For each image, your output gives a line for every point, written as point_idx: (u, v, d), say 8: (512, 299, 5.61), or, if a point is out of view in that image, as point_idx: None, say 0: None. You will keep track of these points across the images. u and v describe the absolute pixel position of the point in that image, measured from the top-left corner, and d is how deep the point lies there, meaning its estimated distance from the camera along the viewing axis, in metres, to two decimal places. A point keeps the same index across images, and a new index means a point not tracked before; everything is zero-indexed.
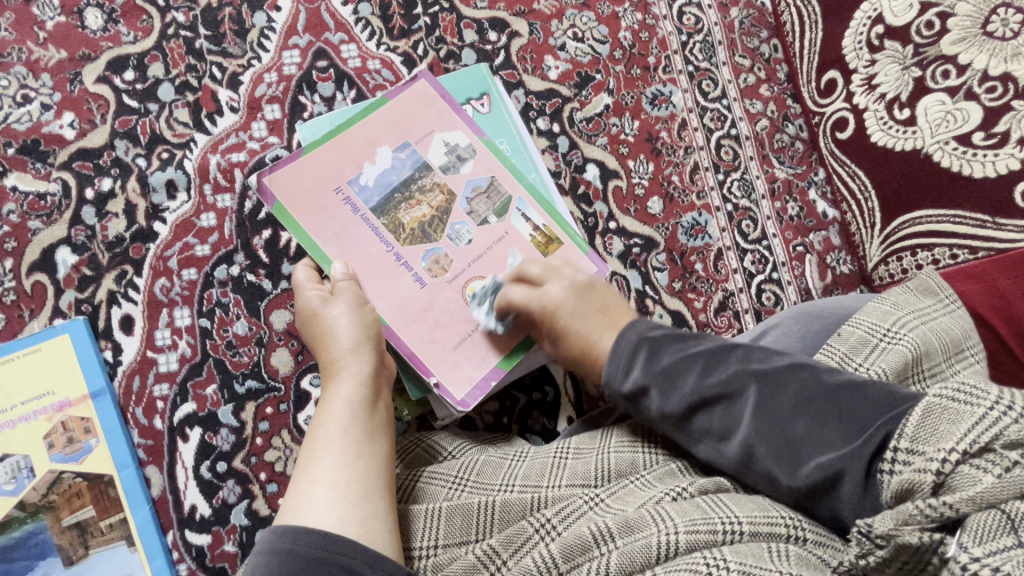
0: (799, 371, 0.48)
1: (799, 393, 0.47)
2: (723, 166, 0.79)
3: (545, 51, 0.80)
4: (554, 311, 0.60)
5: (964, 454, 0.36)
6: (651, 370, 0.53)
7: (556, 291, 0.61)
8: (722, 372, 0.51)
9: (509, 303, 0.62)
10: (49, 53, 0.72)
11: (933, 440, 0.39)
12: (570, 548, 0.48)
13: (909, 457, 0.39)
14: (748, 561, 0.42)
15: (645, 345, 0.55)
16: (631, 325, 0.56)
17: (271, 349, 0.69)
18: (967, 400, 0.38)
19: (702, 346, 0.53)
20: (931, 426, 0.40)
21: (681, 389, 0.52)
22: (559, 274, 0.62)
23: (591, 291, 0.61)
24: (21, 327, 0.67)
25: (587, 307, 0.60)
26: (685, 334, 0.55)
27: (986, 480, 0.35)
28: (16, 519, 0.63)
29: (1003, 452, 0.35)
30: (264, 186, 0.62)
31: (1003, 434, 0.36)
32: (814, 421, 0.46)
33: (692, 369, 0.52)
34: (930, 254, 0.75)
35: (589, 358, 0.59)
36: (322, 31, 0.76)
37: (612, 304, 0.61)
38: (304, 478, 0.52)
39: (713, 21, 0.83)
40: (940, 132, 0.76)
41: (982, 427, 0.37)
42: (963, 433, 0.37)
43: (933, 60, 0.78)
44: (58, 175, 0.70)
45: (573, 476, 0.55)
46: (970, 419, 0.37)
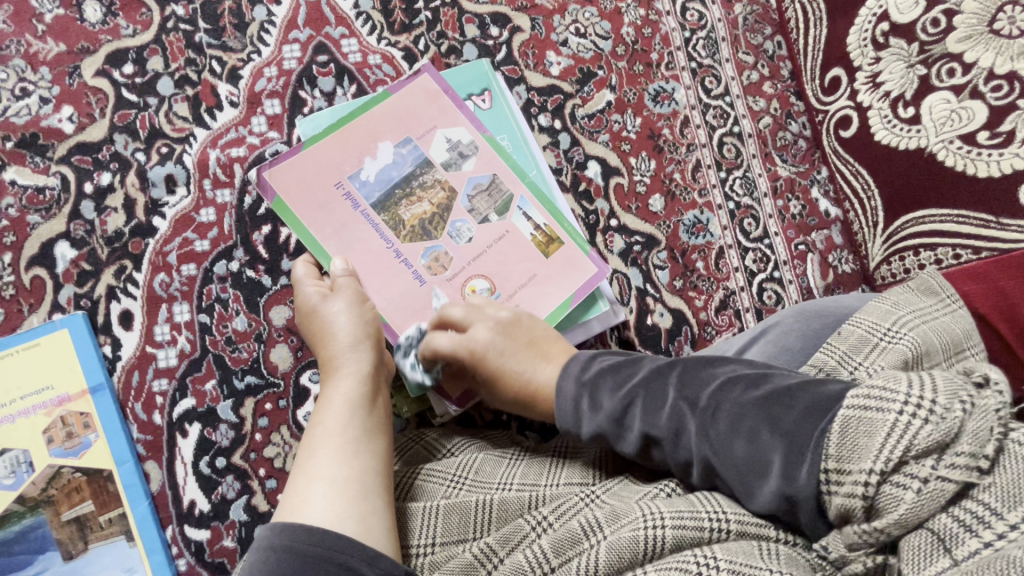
0: (732, 389, 0.46)
1: (731, 411, 0.45)
2: (725, 164, 0.79)
3: (547, 47, 0.79)
4: (481, 355, 0.60)
5: (884, 475, 0.36)
6: (597, 418, 0.52)
7: (480, 333, 0.60)
8: (660, 407, 0.49)
9: (436, 351, 0.61)
10: (49, 46, 0.71)
11: (854, 455, 0.37)
12: (561, 542, 0.48)
13: (839, 477, 0.38)
14: (738, 559, 0.41)
15: (586, 389, 0.54)
16: (565, 374, 0.56)
17: (270, 345, 0.69)
18: (878, 408, 0.37)
19: (636, 377, 0.52)
20: (850, 442, 0.38)
21: (631, 429, 0.51)
22: (482, 314, 0.61)
23: (517, 327, 0.61)
24: (20, 321, 0.67)
25: (515, 343, 0.60)
26: (620, 364, 0.54)
27: (907, 499, 0.35)
28: (15, 514, 0.63)
29: (919, 462, 0.35)
30: (264, 180, 0.62)
31: (914, 444, 0.35)
32: (750, 441, 0.43)
33: (634, 406, 0.51)
34: (932, 254, 0.74)
35: (528, 397, 0.59)
36: (322, 25, 0.75)
37: (539, 332, 0.61)
38: (301, 475, 0.52)
39: (717, 17, 0.82)
40: (944, 131, 0.76)
41: (895, 440, 0.36)
42: (878, 451, 0.36)
43: (938, 59, 0.77)
44: (57, 169, 0.70)
45: (570, 475, 0.57)
46: (883, 431, 0.36)
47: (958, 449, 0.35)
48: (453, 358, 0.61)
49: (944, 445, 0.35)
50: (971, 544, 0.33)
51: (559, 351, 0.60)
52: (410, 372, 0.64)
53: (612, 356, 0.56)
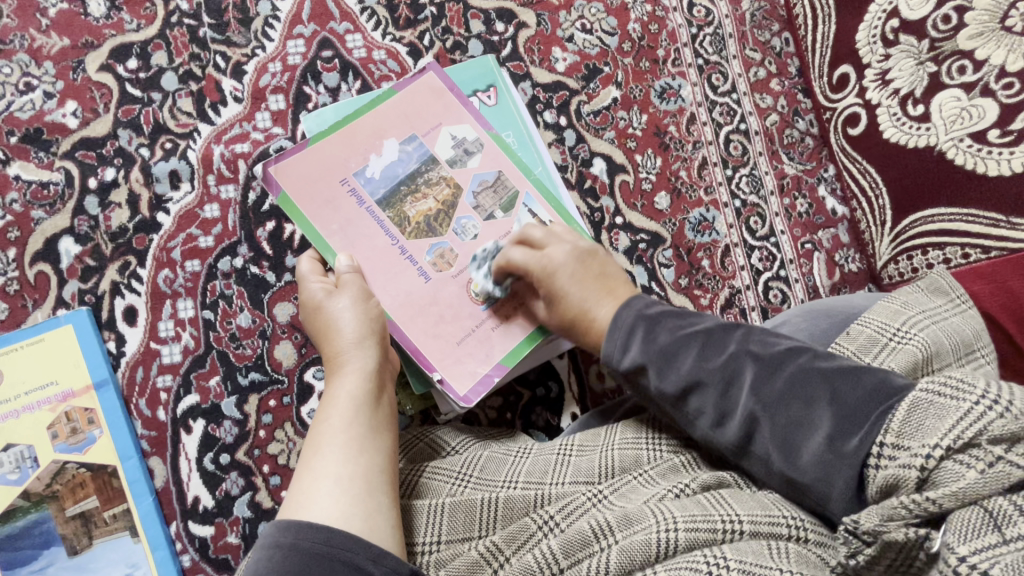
0: (798, 354, 0.48)
1: (795, 375, 0.46)
2: (731, 162, 0.78)
3: (553, 43, 0.78)
4: (552, 272, 0.59)
5: (947, 451, 0.36)
6: (648, 350, 0.52)
7: (558, 253, 0.60)
8: (718, 355, 0.50)
9: (510, 262, 0.61)
10: (52, 41, 0.71)
11: (919, 434, 0.38)
12: (570, 543, 0.47)
13: (896, 451, 0.39)
14: (748, 559, 0.42)
15: (643, 323, 0.54)
16: (626, 304, 0.56)
17: (274, 342, 0.69)
18: (953, 395, 0.38)
19: (701, 326, 0.53)
20: (917, 421, 0.39)
21: (678, 369, 0.50)
22: (561, 240, 0.61)
23: (592, 259, 0.61)
24: (24, 317, 0.67)
25: (587, 274, 0.59)
26: (685, 313, 0.55)
27: (969, 476, 0.34)
28: (19, 509, 0.63)
29: (988, 448, 0.35)
30: (269, 175, 0.62)
31: (987, 430, 0.35)
32: (808, 403, 0.45)
33: (689, 349, 0.51)
34: (940, 254, 0.73)
35: (580, 323, 0.58)
36: (327, 21, 0.75)
37: (610, 273, 0.61)
38: (306, 473, 0.52)
39: (724, 13, 0.81)
40: (955, 129, 0.75)
41: (968, 422, 0.36)
42: (947, 429, 0.36)
43: (949, 56, 0.77)
44: (60, 164, 0.69)
45: (576, 472, 0.55)
46: (955, 414, 0.37)
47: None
48: (524, 272, 0.61)
49: (1016, 438, 0.35)
50: None
51: (626, 292, 0.59)
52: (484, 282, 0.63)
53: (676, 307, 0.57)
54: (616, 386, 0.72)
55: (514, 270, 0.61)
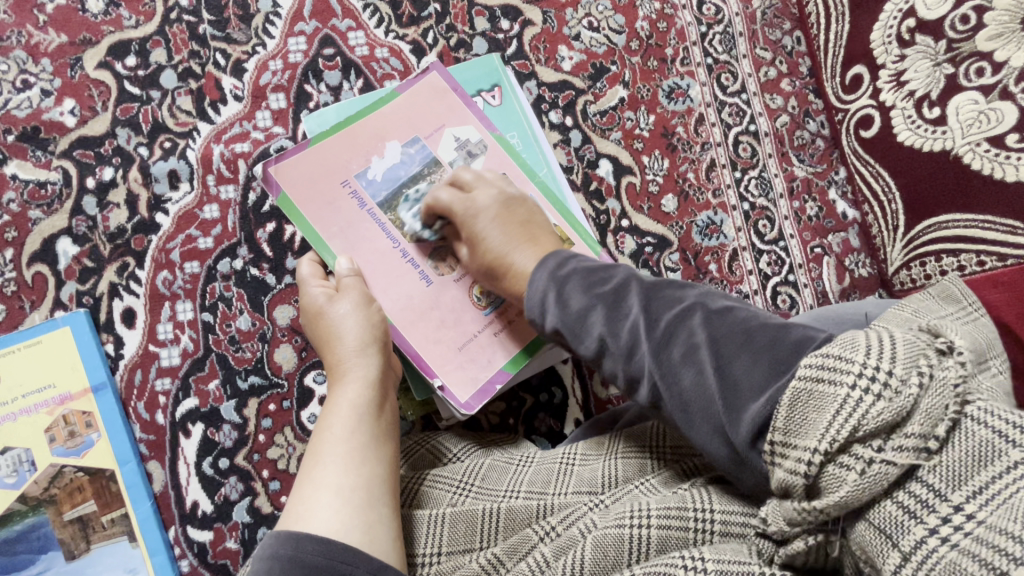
0: (691, 316, 0.44)
1: (686, 339, 0.43)
2: (740, 164, 0.77)
3: (559, 41, 0.77)
4: (475, 214, 0.58)
5: (827, 456, 0.31)
6: (561, 315, 0.50)
7: (483, 197, 0.59)
8: (623, 320, 0.47)
9: (436, 203, 0.60)
10: (50, 38, 0.70)
11: (802, 431, 0.33)
12: (561, 548, 0.47)
13: (785, 450, 0.34)
14: (725, 558, 0.39)
15: (555, 285, 0.52)
16: (541, 265, 0.53)
17: (275, 345, 0.68)
18: (830, 380, 0.32)
19: (608, 284, 0.50)
20: (800, 416, 0.34)
21: (590, 332, 0.48)
22: (489, 183, 0.60)
23: (516, 205, 0.59)
24: (22, 319, 0.66)
25: (510, 218, 0.58)
26: (597, 269, 0.51)
27: (849, 482, 0.31)
28: (17, 513, 0.62)
29: (866, 442, 0.31)
30: (269, 175, 0.60)
31: (862, 425, 0.31)
32: (698, 373, 0.41)
33: (597, 311, 0.49)
34: (955, 260, 0.70)
35: (500, 270, 0.57)
36: (328, 17, 0.73)
37: (535, 220, 0.59)
38: (308, 482, 0.51)
39: (734, 11, 0.80)
40: (972, 133, 0.70)
41: (843, 418, 0.31)
42: (824, 429, 0.32)
43: (967, 57, 0.72)
44: (58, 163, 0.68)
45: (579, 482, 0.54)
46: (832, 407, 0.32)
47: (907, 431, 0.30)
48: (450, 214, 0.59)
49: (895, 424, 0.30)
50: (917, 532, 0.29)
51: (550, 242, 0.58)
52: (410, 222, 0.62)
53: (593, 261, 0.53)
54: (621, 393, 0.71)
55: (438, 212, 0.60)
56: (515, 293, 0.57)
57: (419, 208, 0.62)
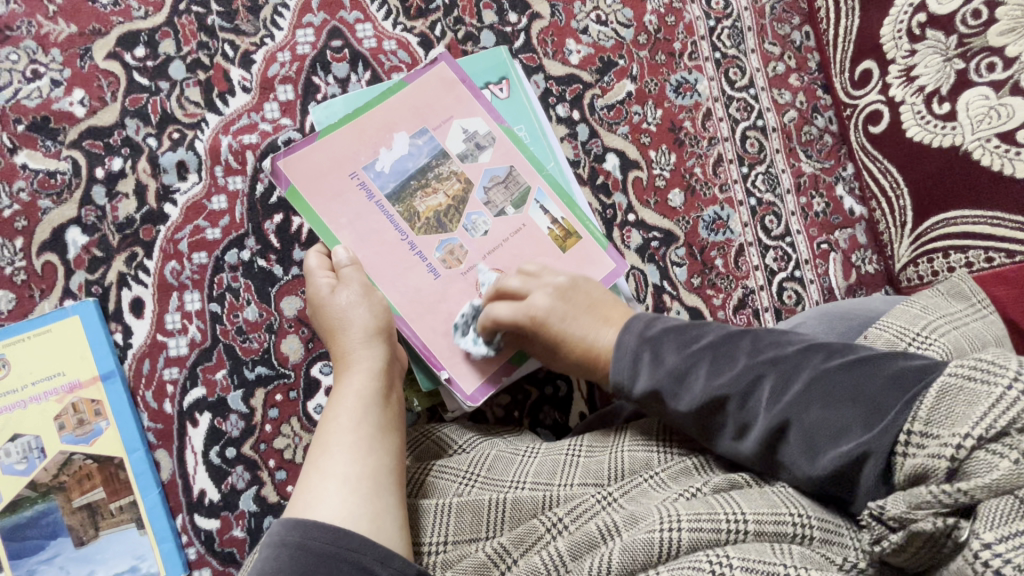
0: (811, 355, 0.47)
1: (810, 376, 0.45)
2: (747, 159, 0.77)
3: (566, 34, 0.77)
4: (543, 319, 0.58)
5: (980, 441, 0.36)
6: (657, 373, 0.51)
7: (542, 299, 0.59)
8: (728, 370, 0.48)
9: (496, 320, 0.60)
10: (59, 28, 0.70)
11: (948, 423, 0.38)
12: (578, 545, 0.48)
13: (923, 441, 0.39)
14: (751, 556, 0.42)
15: (647, 346, 0.53)
16: (627, 328, 0.54)
17: (282, 336, 0.68)
18: (983, 378, 0.38)
19: (704, 341, 0.51)
20: (945, 409, 0.38)
21: (692, 387, 0.49)
22: (540, 281, 0.60)
23: (579, 289, 0.60)
24: (32, 307, 0.67)
25: (576, 308, 0.59)
26: (687, 326, 0.53)
27: (1003, 466, 0.35)
28: (27, 499, 0.63)
29: (1018, 436, 0.35)
30: (278, 168, 0.61)
31: (1021, 418, 0.36)
32: (828, 406, 0.44)
33: (699, 367, 0.50)
34: (963, 257, 0.70)
35: (589, 358, 0.57)
36: (337, 10, 0.73)
37: (598, 297, 0.60)
38: (314, 471, 0.52)
39: (743, 6, 0.79)
40: (982, 128, 0.70)
41: (1001, 409, 0.36)
42: (979, 417, 0.36)
43: (978, 52, 0.71)
44: (68, 153, 0.69)
45: (585, 473, 0.54)
46: (987, 402, 0.37)
47: None
48: (513, 326, 0.59)
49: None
50: None
51: (621, 313, 0.59)
52: (474, 347, 0.61)
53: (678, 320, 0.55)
54: None
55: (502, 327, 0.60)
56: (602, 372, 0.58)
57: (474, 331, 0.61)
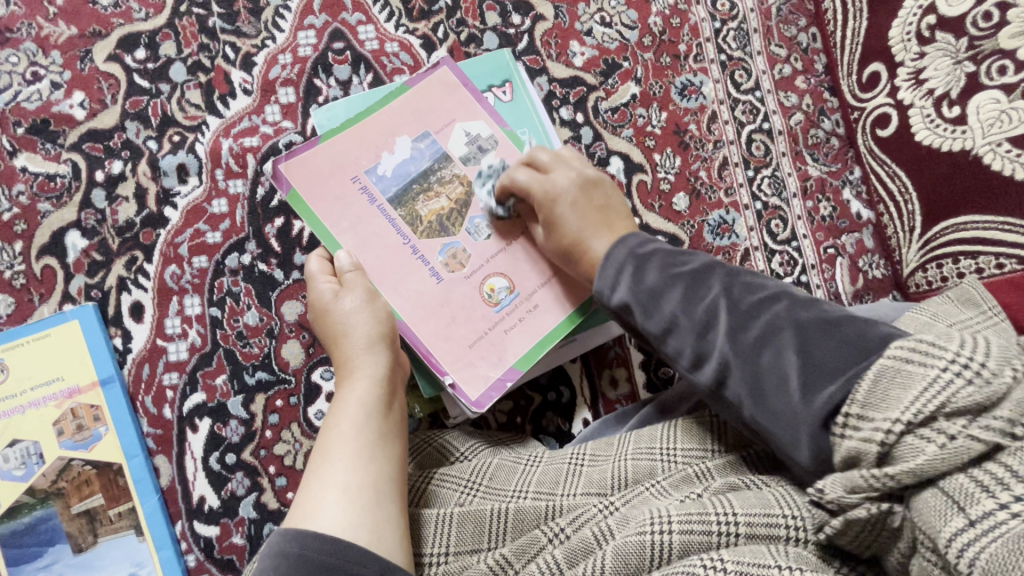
0: (776, 302, 0.47)
1: (769, 323, 0.46)
2: (753, 162, 0.76)
3: (570, 36, 0.76)
4: (555, 198, 0.59)
5: (908, 426, 0.36)
6: (636, 289, 0.52)
7: (562, 180, 0.60)
8: (702, 298, 0.49)
9: (512, 183, 0.61)
10: (60, 30, 0.69)
11: (882, 406, 0.38)
12: (574, 551, 0.47)
13: (858, 424, 0.39)
14: (745, 559, 0.41)
15: (632, 261, 0.54)
16: (621, 242, 0.55)
17: (282, 340, 0.67)
18: (920, 361, 0.37)
19: (689, 266, 0.52)
20: (882, 391, 0.38)
21: (662, 310, 0.50)
22: (566, 165, 0.61)
23: (595, 189, 0.61)
24: (31, 311, 0.66)
25: (589, 203, 0.60)
26: (677, 252, 0.54)
27: (928, 452, 0.35)
28: (26, 505, 0.63)
29: (948, 421, 0.35)
30: (279, 172, 0.60)
31: (951, 402, 0.35)
32: (777, 354, 0.45)
33: (676, 288, 0.51)
34: (973, 262, 0.68)
35: (577, 253, 0.58)
36: (339, 11, 0.73)
37: (613, 206, 0.61)
38: (315, 479, 0.51)
39: (749, 8, 0.79)
40: (992, 133, 0.68)
41: (931, 393, 0.36)
42: (909, 402, 0.36)
43: (989, 55, 0.69)
44: (68, 156, 0.68)
45: (588, 483, 0.54)
46: (922, 383, 0.37)
47: (995, 414, 0.34)
48: (526, 195, 0.60)
49: (981, 408, 0.35)
50: (987, 504, 0.32)
51: (625, 228, 0.60)
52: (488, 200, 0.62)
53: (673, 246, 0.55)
54: (629, 393, 0.70)
55: (515, 191, 0.61)
56: (590, 275, 0.58)
57: (492, 184, 0.62)
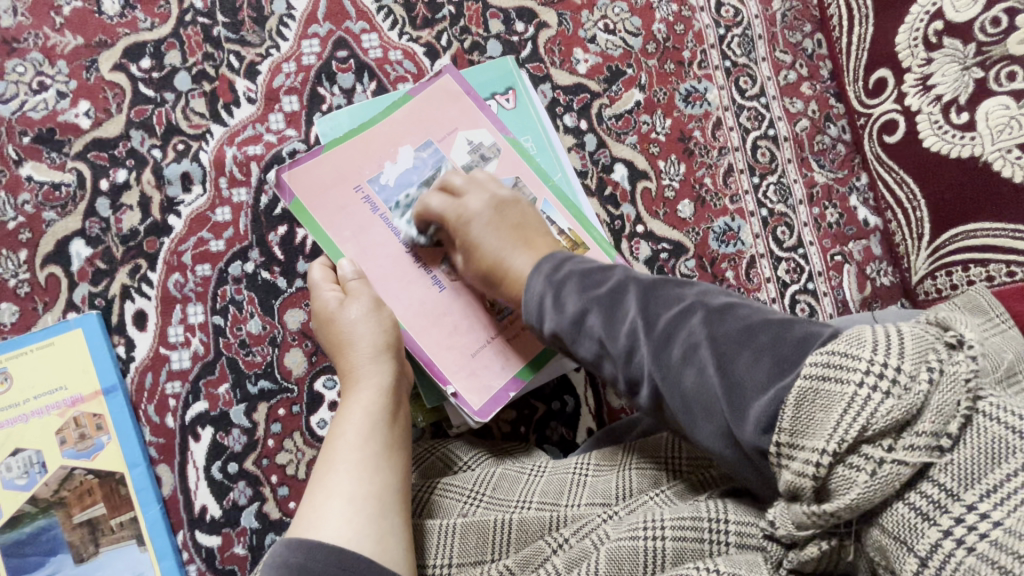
0: (691, 315, 0.43)
1: (687, 341, 0.42)
2: (759, 169, 0.75)
3: (574, 43, 0.76)
4: (467, 220, 0.57)
5: (836, 457, 0.32)
6: (558, 319, 0.48)
7: (474, 202, 0.57)
8: (619, 322, 0.46)
9: (428, 210, 0.59)
10: (66, 40, 0.70)
11: (807, 432, 0.34)
12: (573, 560, 0.46)
13: (790, 453, 0.35)
14: (741, 569, 0.40)
15: (552, 288, 0.50)
16: (537, 269, 0.52)
17: (285, 349, 0.67)
18: (836, 378, 0.33)
19: (605, 286, 0.48)
20: (806, 415, 0.34)
21: (588, 334, 0.47)
22: (480, 186, 0.59)
23: (510, 208, 0.58)
24: (35, 320, 0.66)
25: (503, 222, 0.57)
26: (593, 269, 0.50)
27: (860, 484, 0.32)
28: (28, 514, 0.62)
29: (875, 444, 0.32)
30: (281, 181, 0.60)
31: (872, 424, 0.32)
32: (699, 373, 0.41)
33: (595, 314, 0.47)
34: (983, 270, 0.68)
35: (498, 274, 0.55)
36: (342, 20, 0.73)
37: (529, 222, 0.57)
38: (320, 489, 0.50)
39: (754, 14, 0.78)
40: (1002, 139, 0.67)
41: (851, 418, 0.32)
42: (832, 429, 0.33)
43: (997, 61, 0.69)
44: (73, 165, 0.68)
45: (592, 493, 0.53)
46: (840, 405, 0.33)
47: (919, 429, 0.31)
48: (443, 220, 0.59)
49: (903, 423, 0.31)
50: (931, 535, 0.30)
51: (545, 245, 0.56)
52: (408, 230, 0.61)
53: (591, 261, 0.51)
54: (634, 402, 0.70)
55: (431, 218, 0.59)
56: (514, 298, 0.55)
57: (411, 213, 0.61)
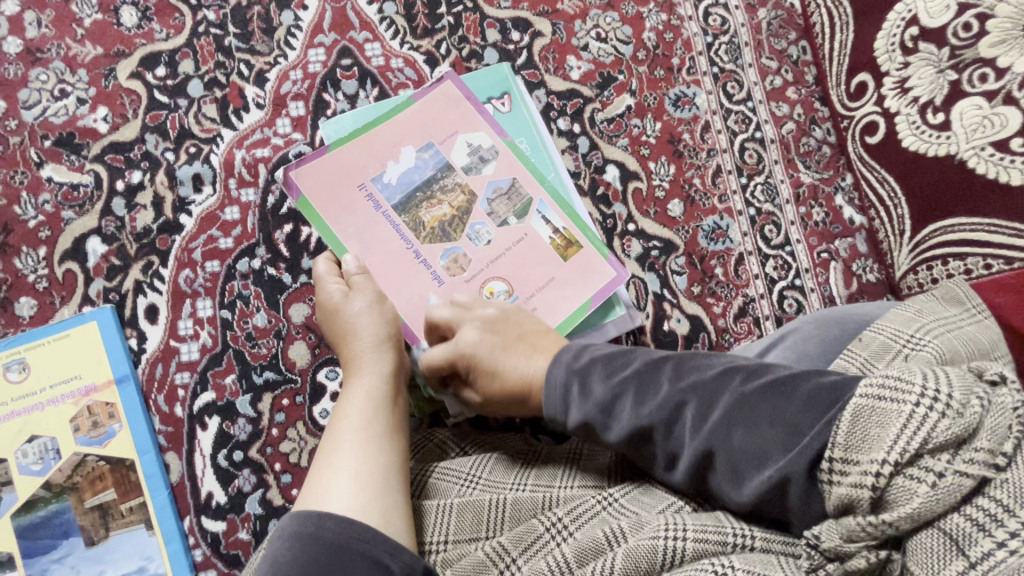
0: (730, 377, 0.46)
1: (730, 399, 0.45)
2: (746, 170, 0.78)
3: (568, 51, 0.79)
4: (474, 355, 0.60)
5: (897, 467, 0.36)
6: (586, 406, 0.51)
7: (468, 333, 0.60)
8: (652, 398, 0.49)
9: (432, 362, 0.62)
10: (87, 50, 0.74)
11: (865, 447, 0.37)
12: (583, 551, 0.48)
13: (845, 467, 0.38)
14: (756, 567, 0.41)
15: (576, 377, 0.53)
16: (556, 360, 0.55)
17: (289, 341, 0.70)
18: (892, 398, 0.37)
19: (629, 368, 0.51)
20: (861, 430, 0.37)
21: (620, 417, 0.49)
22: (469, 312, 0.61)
23: (510, 320, 0.61)
24: (52, 313, 0.69)
25: (505, 338, 0.60)
26: (614, 354, 0.53)
27: (920, 494, 0.35)
28: (42, 499, 0.65)
29: (932, 459, 0.35)
30: (290, 179, 0.64)
31: (931, 438, 0.35)
32: (748, 430, 0.43)
33: (625, 398, 0.50)
34: (961, 264, 0.70)
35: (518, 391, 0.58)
36: (347, 30, 0.77)
37: (528, 326, 0.61)
38: (325, 467, 0.53)
39: (740, 22, 0.82)
40: (975, 137, 0.70)
41: (911, 432, 0.36)
42: (893, 441, 0.36)
43: (970, 64, 0.72)
44: (91, 167, 0.72)
45: (584, 478, 0.56)
46: (898, 422, 0.36)
47: (977, 445, 0.35)
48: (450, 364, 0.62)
49: (960, 440, 0.35)
50: (986, 544, 0.33)
51: (552, 342, 0.59)
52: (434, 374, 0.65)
53: (608, 346, 0.55)
54: None
55: (438, 369, 0.62)
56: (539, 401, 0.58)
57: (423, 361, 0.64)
